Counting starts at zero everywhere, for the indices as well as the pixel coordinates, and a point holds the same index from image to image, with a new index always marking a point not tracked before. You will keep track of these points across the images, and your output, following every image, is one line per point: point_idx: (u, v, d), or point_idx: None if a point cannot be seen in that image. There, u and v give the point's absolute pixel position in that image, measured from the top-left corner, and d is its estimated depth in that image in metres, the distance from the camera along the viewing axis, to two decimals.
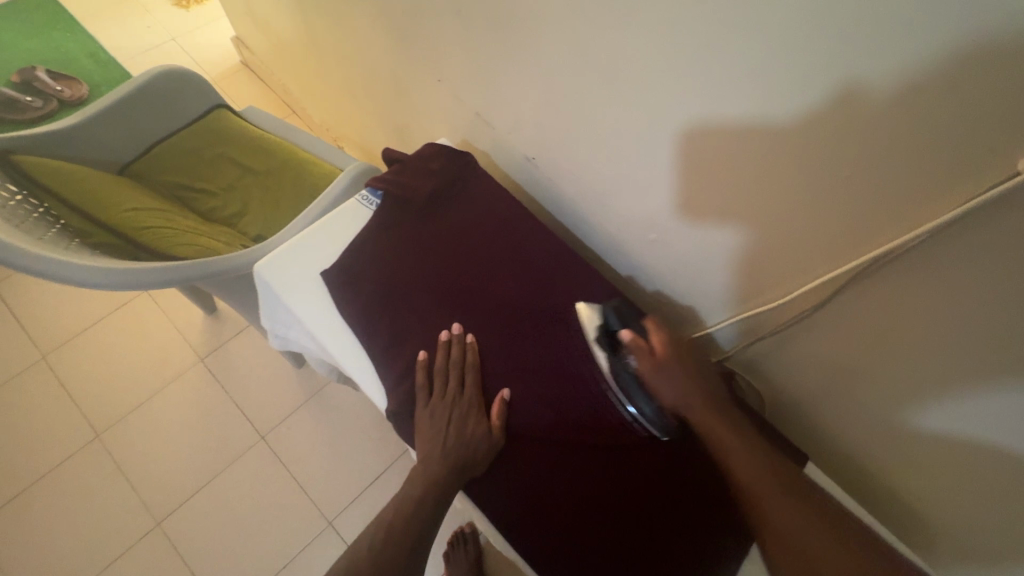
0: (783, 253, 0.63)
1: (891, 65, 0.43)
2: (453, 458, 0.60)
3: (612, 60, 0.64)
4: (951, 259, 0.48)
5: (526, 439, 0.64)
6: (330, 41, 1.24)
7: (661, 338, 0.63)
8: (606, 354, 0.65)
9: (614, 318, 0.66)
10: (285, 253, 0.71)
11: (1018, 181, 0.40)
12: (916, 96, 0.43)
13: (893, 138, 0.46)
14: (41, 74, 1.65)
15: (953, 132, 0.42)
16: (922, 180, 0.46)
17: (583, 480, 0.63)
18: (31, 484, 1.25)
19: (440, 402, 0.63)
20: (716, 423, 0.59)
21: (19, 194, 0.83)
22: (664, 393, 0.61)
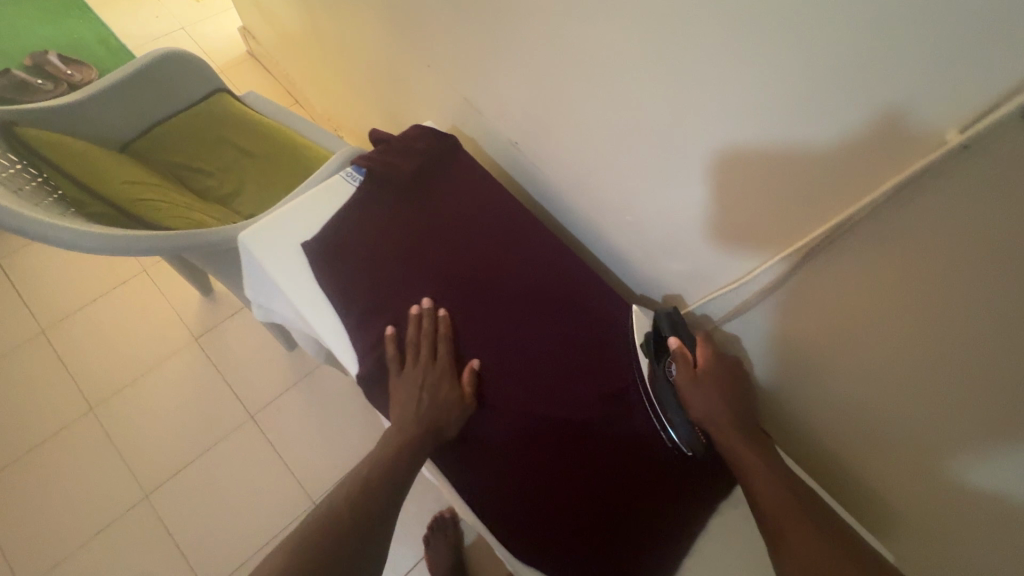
0: (749, 232, 0.65)
1: (839, 44, 0.46)
2: (419, 424, 0.61)
3: (592, 44, 0.67)
4: (894, 230, 0.52)
5: (496, 408, 0.66)
6: (331, 30, 1.27)
7: (705, 354, 0.66)
8: (649, 361, 0.68)
9: (666, 323, 0.67)
10: (268, 224, 0.73)
11: (947, 150, 0.44)
12: (861, 72, 0.46)
13: (843, 110, 0.49)
14: (53, 58, 1.70)
15: (893, 106, 0.46)
16: (869, 153, 0.50)
17: (562, 457, 0.64)
18: (25, 453, 1.28)
19: (412, 372, 0.65)
20: (743, 441, 0.61)
21: (19, 164, 0.87)
22: (695, 404, 0.63)
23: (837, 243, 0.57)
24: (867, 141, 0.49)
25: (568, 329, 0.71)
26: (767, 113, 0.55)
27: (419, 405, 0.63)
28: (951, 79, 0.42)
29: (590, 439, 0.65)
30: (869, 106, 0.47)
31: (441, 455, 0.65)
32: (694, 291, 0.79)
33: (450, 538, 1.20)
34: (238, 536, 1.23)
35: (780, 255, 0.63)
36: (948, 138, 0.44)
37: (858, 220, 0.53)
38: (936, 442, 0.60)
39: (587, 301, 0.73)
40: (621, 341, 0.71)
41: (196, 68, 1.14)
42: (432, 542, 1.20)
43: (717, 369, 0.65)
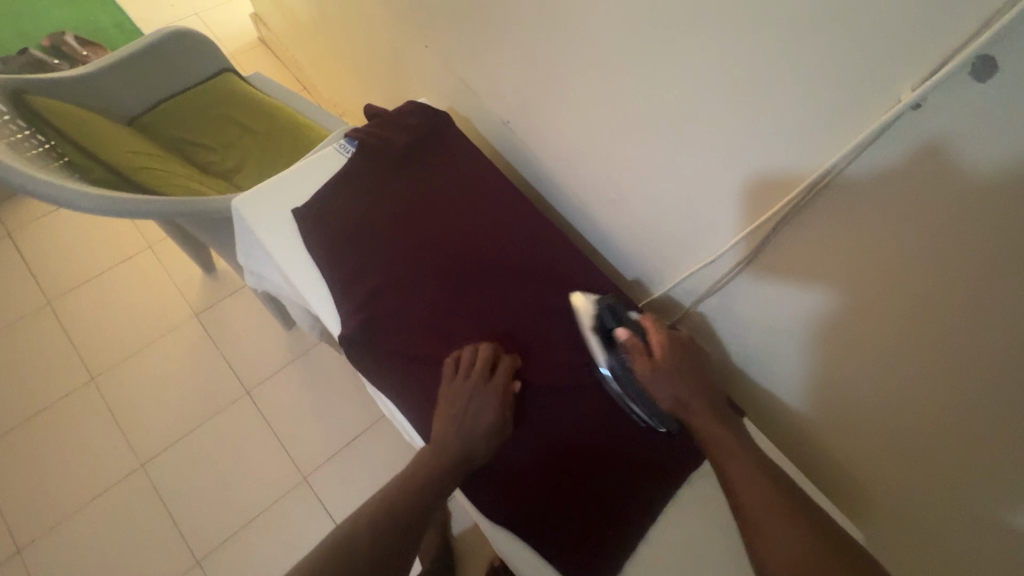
0: (727, 203, 0.66)
1: (804, 7, 0.47)
2: (467, 441, 0.58)
3: (579, 17, 0.69)
4: (856, 193, 0.53)
5: (528, 435, 0.65)
6: (336, 14, 1.30)
7: (660, 339, 0.64)
8: (605, 354, 0.66)
9: (609, 315, 0.67)
10: (261, 190, 0.76)
11: (901, 107, 0.45)
12: (824, 33, 0.47)
13: (812, 72, 0.50)
14: (70, 39, 1.75)
15: (854, 65, 0.47)
16: (833, 117, 0.51)
17: (579, 477, 0.64)
18: (28, 419, 1.32)
19: (471, 389, 0.61)
20: (713, 422, 0.60)
21: (28, 129, 0.90)
22: (663, 397, 0.61)
23: (803, 212, 0.58)
24: (832, 108, 0.50)
25: (547, 300, 0.73)
26: (742, 80, 0.56)
27: (471, 426, 0.59)
28: (904, 36, 0.43)
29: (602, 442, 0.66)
30: (834, 72, 0.48)
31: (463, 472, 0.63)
32: (674, 268, 0.80)
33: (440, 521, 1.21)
34: (229, 506, 1.25)
35: (753, 225, 0.64)
36: (903, 95, 0.45)
37: (822, 186, 0.55)
38: (905, 413, 0.60)
39: (565, 274, 0.75)
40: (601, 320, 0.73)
41: (203, 47, 1.17)
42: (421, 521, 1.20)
43: (675, 354, 0.63)
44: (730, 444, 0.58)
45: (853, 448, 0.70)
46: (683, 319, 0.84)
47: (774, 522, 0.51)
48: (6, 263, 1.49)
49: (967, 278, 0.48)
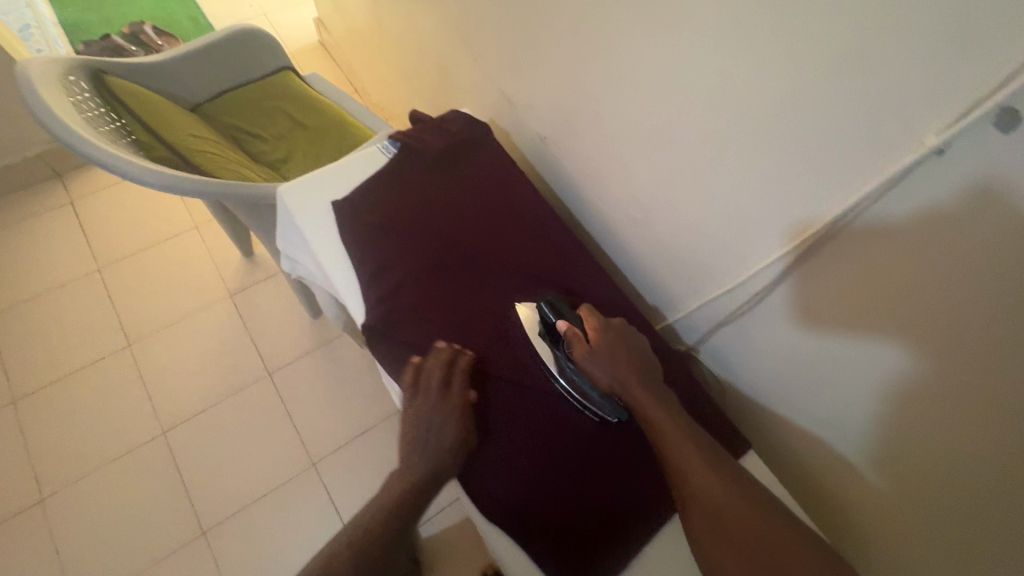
0: (751, 234, 0.67)
1: (833, 49, 0.49)
2: (436, 461, 0.60)
3: (618, 42, 0.72)
4: (880, 230, 0.52)
5: (517, 464, 0.64)
6: (392, 23, 1.36)
7: (594, 326, 0.67)
8: (548, 347, 0.69)
9: (550, 311, 0.69)
10: (305, 181, 0.80)
11: (924, 151, 0.45)
12: (853, 74, 0.48)
13: (840, 113, 0.51)
14: (148, 29, 1.88)
15: (881, 107, 0.48)
16: (861, 157, 0.51)
17: (564, 494, 0.64)
18: (64, 375, 1.39)
19: (431, 405, 0.63)
20: (645, 391, 0.62)
21: (104, 107, 0.97)
22: (598, 377, 0.64)
23: (824, 246, 0.58)
24: (860, 149, 0.51)
25: None
26: (775, 113, 0.57)
27: (438, 440, 0.62)
28: (929, 84, 0.44)
29: (605, 468, 0.66)
30: (864, 115, 0.49)
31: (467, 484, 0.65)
32: (694, 293, 0.81)
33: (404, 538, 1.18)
34: (239, 482, 1.29)
35: (774, 255, 0.65)
36: (927, 139, 0.45)
37: (845, 221, 0.55)
38: (918, 462, 0.59)
39: (583, 288, 0.77)
40: None
41: (267, 45, 1.25)
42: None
43: (608, 335, 0.66)
44: (661, 414, 0.60)
45: (860, 492, 0.69)
46: (698, 345, 0.85)
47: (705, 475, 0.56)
48: (65, 228, 1.60)
49: (984, 331, 0.47)
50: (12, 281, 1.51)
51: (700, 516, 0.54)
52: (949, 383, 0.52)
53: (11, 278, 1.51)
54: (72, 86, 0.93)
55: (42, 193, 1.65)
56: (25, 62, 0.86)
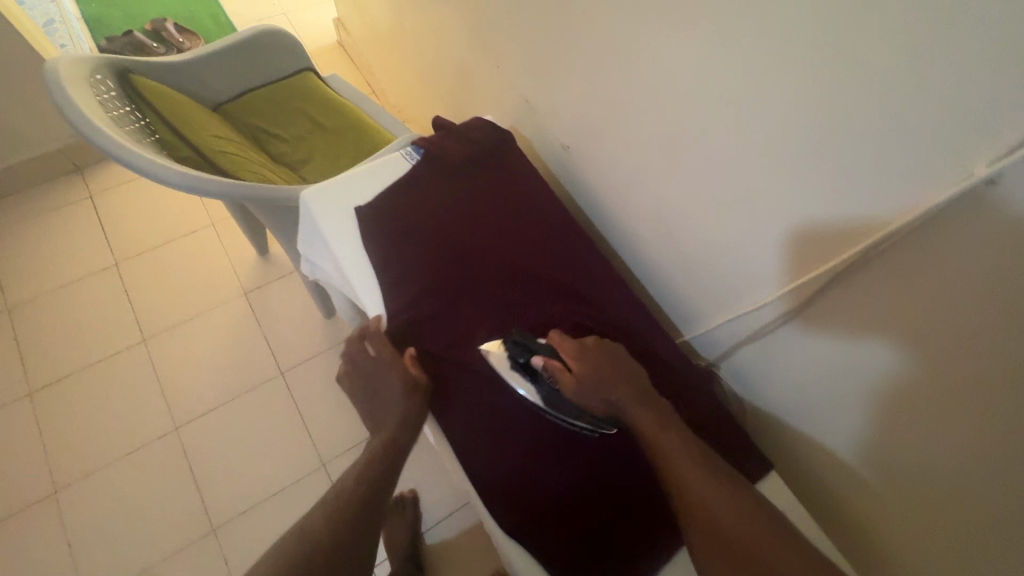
0: (781, 255, 0.66)
1: (875, 75, 0.48)
2: (390, 417, 0.65)
3: (646, 55, 0.71)
4: (917, 259, 0.52)
5: (531, 464, 0.67)
6: (413, 26, 1.36)
7: (571, 352, 0.64)
8: (530, 378, 0.67)
9: (518, 350, 0.67)
10: (329, 187, 0.80)
11: (971, 183, 0.45)
12: (895, 101, 0.48)
13: (879, 140, 0.50)
14: (169, 26, 1.90)
15: (923, 136, 0.47)
16: (900, 186, 0.50)
17: (568, 497, 0.66)
18: (80, 369, 1.40)
19: (387, 375, 0.67)
20: (633, 403, 0.60)
21: (129, 106, 0.98)
22: (593, 405, 0.62)
23: (853, 272, 0.58)
24: (900, 177, 0.50)
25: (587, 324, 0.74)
26: (810, 136, 0.56)
27: (401, 408, 0.65)
28: (977, 115, 0.43)
29: (614, 477, 0.67)
30: (905, 143, 0.48)
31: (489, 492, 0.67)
32: (716, 309, 0.81)
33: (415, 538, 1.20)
34: (249, 480, 1.30)
35: (801, 278, 0.64)
36: (975, 170, 0.44)
37: (876, 251, 0.55)
38: (948, 491, 0.58)
39: (604, 301, 0.77)
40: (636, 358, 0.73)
41: (289, 46, 1.25)
42: (393, 523, 1.23)
43: (587, 358, 0.63)
44: (659, 433, 0.58)
45: (884, 517, 0.68)
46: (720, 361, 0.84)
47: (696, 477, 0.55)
48: (84, 222, 1.61)
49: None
50: (31, 273, 1.52)
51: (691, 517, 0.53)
52: (982, 416, 0.51)
53: (30, 270, 1.53)
54: (98, 85, 0.94)
55: (62, 187, 1.67)
56: (55, 61, 0.87)
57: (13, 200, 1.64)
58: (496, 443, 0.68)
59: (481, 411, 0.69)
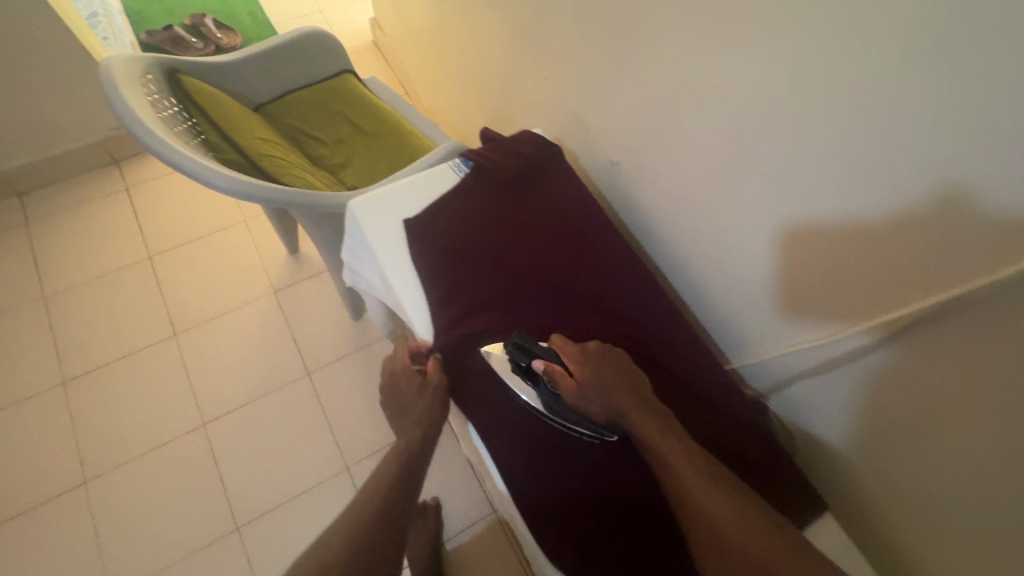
0: (854, 293, 0.64)
1: (968, 123, 0.46)
2: (412, 420, 0.67)
3: (711, 78, 0.70)
4: (1005, 315, 0.49)
5: (562, 487, 0.66)
6: (455, 30, 1.35)
7: (572, 357, 0.65)
8: (530, 383, 0.67)
9: (519, 353, 0.66)
10: (377, 197, 0.79)
11: None
12: (987, 153, 0.45)
13: (968, 189, 0.48)
14: (209, 22, 1.91)
15: (1014, 194, 0.45)
16: (990, 238, 0.48)
17: (580, 509, 0.65)
18: (113, 360, 1.42)
19: (406, 382, 0.70)
20: (635, 410, 0.61)
21: (177, 106, 0.99)
22: (593, 409, 0.63)
23: (929, 324, 0.56)
24: (988, 229, 0.48)
25: (636, 347, 0.73)
26: (893, 175, 0.54)
27: (426, 407, 0.68)
28: None
29: (622, 491, 0.65)
30: (995, 197, 0.46)
31: (539, 521, 0.65)
32: (770, 340, 0.79)
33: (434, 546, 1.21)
34: (274, 481, 1.30)
35: (869, 322, 0.63)
36: None
37: (955, 304, 0.53)
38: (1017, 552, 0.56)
39: (653, 325, 0.76)
40: (686, 384, 0.72)
41: (330, 48, 1.25)
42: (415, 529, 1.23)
43: (589, 363, 0.64)
44: (658, 436, 0.58)
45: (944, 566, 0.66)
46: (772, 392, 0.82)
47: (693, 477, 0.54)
48: (120, 215, 1.63)
49: None
50: (68, 263, 1.55)
51: (690, 516, 0.52)
52: None
53: (67, 261, 1.55)
54: (148, 85, 0.94)
55: (100, 178, 1.69)
56: (110, 61, 0.88)
57: (52, 190, 1.66)
58: (536, 465, 0.66)
59: (530, 435, 0.68)
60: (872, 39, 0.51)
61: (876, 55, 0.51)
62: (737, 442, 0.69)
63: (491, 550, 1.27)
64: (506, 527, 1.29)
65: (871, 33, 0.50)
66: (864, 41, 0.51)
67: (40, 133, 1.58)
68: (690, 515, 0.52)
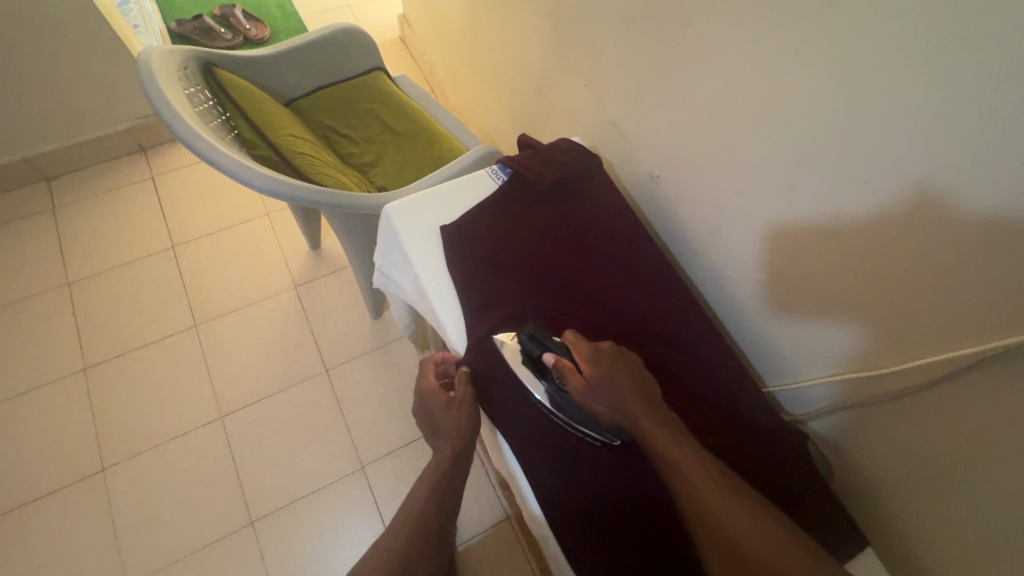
0: (909, 327, 0.62)
1: None
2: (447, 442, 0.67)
3: (767, 94, 0.68)
4: None
5: (586, 504, 0.64)
6: (488, 31, 1.34)
7: (583, 354, 0.63)
8: (538, 380, 0.65)
9: (532, 345, 0.65)
10: (414, 202, 0.79)
11: None
12: None
13: None
14: (238, 13, 1.91)
15: None
16: None
17: (595, 519, 0.63)
18: (133, 348, 1.43)
19: (436, 400, 0.71)
20: (648, 412, 0.59)
21: (211, 100, 0.98)
22: (600, 411, 0.60)
23: (988, 366, 0.54)
24: None
25: (674, 367, 0.71)
26: (964, 207, 0.52)
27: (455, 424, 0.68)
28: None
29: (630, 499, 0.63)
30: None
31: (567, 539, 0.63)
32: (810, 368, 0.77)
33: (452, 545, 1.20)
34: (289, 477, 1.30)
35: (922, 359, 0.61)
36: None
37: (1018, 351, 0.51)
38: None
39: (691, 344, 0.74)
40: (726, 407, 0.70)
41: (362, 45, 1.24)
42: None
43: (601, 363, 0.62)
44: (668, 444, 0.56)
45: None
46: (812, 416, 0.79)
47: (717, 494, 0.52)
48: (145, 203, 1.64)
49: None
50: (93, 249, 1.56)
51: (710, 532, 0.51)
52: None
53: (92, 247, 1.56)
54: (184, 77, 0.94)
55: (127, 166, 1.70)
56: (148, 54, 0.87)
57: (79, 176, 1.67)
58: (564, 482, 0.65)
59: (568, 453, 0.65)
60: (943, 70, 0.50)
61: (945, 88, 0.50)
62: (781, 471, 0.67)
63: (503, 549, 1.27)
64: (519, 527, 1.28)
65: (944, 64, 0.49)
66: (935, 73, 0.50)
67: (70, 119, 1.59)
68: (709, 531, 0.51)
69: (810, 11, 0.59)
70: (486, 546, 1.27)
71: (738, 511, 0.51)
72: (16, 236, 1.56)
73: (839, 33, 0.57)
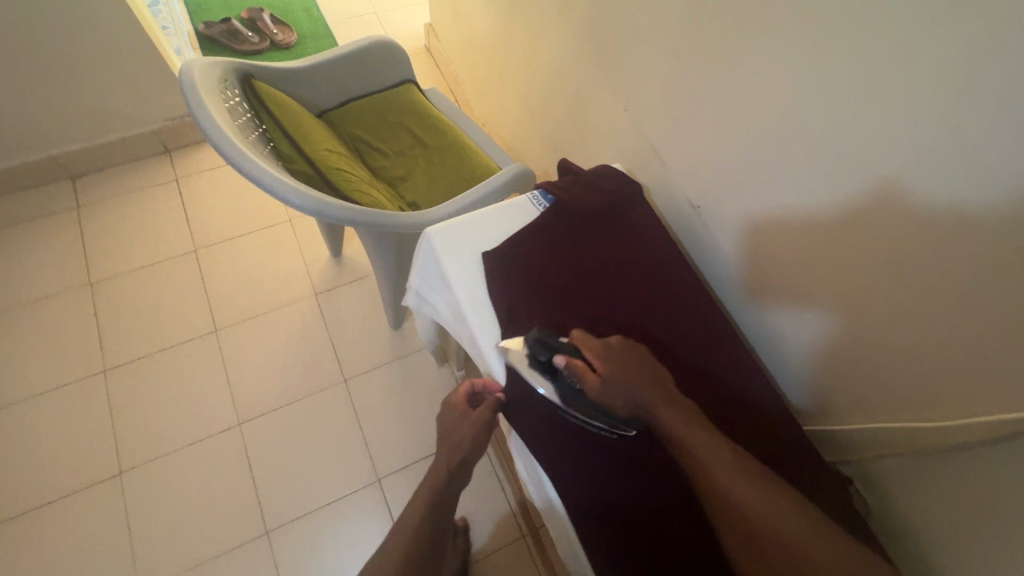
0: (959, 378, 0.60)
1: None
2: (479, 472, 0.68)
3: (814, 131, 0.67)
4: None
5: (619, 528, 0.62)
6: (520, 45, 1.34)
7: (595, 352, 0.63)
8: (547, 379, 0.65)
9: (540, 348, 0.65)
10: (455, 226, 0.80)
11: None
12: None
13: None
14: (265, 17, 1.92)
15: None
16: None
17: (636, 542, 0.62)
18: (154, 352, 1.43)
19: (469, 425, 0.72)
20: (669, 409, 0.58)
21: (249, 113, 0.98)
22: (617, 404, 0.60)
23: None
24: None
25: (719, 405, 0.70)
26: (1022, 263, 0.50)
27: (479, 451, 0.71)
28: None
29: (668, 525, 0.62)
30: None
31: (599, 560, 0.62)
32: (861, 414, 0.75)
33: (462, 545, 1.21)
34: (304, 488, 1.29)
35: (973, 419, 0.59)
36: None
37: None
38: None
39: (733, 381, 0.73)
40: (771, 446, 0.69)
41: (395, 57, 1.24)
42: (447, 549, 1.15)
43: (613, 358, 0.62)
44: (685, 430, 0.56)
45: None
46: (864, 461, 0.77)
47: (738, 481, 0.52)
48: (169, 205, 1.64)
49: None
50: (115, 251, 1.56)
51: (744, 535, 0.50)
52: None
53: (115, 248, 1.56)
54: (224, 91, 0.94)
55: (152, 167, 1.71)
56: (191, 67, 0.87)
57: (104, 176, 1.68)
58: (599, 509, 0.63)
59: (604, 474, 0.65)
60: (974, 115, 0.51)
61: (964, 126, 0.52)
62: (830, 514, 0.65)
63: (517, 561, 1.26)
64: (533, 540, 1.27)
65: (991, 112, 0.49)
66: (981, 121, 0.50)
67: (98, 119, 1.60)
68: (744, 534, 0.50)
69: (855, 53, 0.59)
70: (499, 557, 1.26)
71: (764, 500, 0.51)
72: (41, 235, 1.56)
73: (877, 71, 0.57)
